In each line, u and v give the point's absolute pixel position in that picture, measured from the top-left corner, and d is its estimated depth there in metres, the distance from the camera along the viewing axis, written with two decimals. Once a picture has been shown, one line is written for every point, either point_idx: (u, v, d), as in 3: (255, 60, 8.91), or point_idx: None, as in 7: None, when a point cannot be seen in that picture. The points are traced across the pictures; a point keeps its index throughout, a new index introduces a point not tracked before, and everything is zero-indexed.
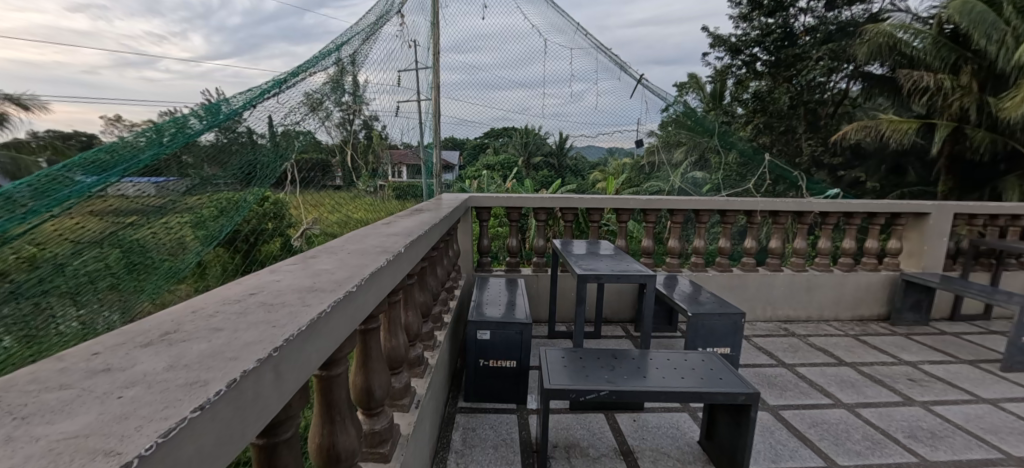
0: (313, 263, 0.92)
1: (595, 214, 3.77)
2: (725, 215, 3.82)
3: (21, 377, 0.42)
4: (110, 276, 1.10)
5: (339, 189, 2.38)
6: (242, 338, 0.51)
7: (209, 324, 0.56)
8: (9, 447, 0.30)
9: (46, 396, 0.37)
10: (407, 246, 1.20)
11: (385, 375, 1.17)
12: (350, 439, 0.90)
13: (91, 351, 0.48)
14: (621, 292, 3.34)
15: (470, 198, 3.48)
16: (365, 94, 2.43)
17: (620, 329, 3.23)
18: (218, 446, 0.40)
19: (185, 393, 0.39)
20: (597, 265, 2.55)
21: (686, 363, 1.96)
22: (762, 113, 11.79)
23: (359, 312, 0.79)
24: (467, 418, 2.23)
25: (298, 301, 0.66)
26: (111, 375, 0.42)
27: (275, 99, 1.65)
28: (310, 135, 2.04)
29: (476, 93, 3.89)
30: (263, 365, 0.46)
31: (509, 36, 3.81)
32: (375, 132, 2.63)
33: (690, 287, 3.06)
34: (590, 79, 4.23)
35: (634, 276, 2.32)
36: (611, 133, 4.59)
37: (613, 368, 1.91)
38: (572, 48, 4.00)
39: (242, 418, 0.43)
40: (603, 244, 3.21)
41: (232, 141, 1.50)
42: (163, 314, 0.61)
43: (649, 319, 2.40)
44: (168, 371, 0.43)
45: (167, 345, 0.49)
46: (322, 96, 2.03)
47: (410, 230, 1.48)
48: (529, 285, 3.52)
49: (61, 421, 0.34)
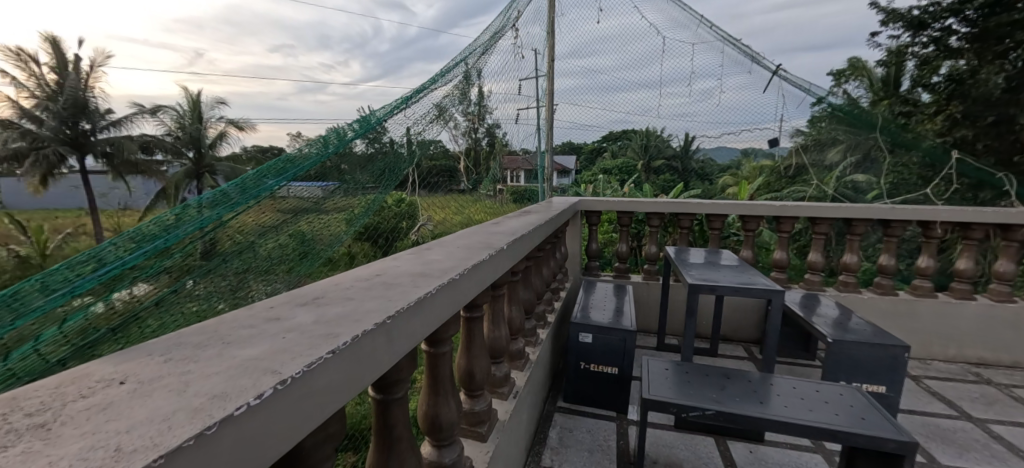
0: (426, 254, 1.06)
1: (716, 220, 3.42)
2: (889, 228, 3.19)
3: (228, 316, 0.60)
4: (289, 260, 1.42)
5: (462, 193, 2.63)
6: (365, 306, 0.63)
7: (343, 294, 0.70)
8: (219, 360, 0.45)
9: (240, 332, 0.53)
10: (509, 243, 1.29)
11: (485, 361, 1.28)
12: (451, 411, 1.03)
13: (268, 305, 0.65)
14: (745, 308, 3.02)
15: (580, 202, 3.45)
16: (488, 103, 2.70)
17: (741, 350, 2.93)
18: (344, 383, 0.51)
19: (324, 340, 0.51)
20: (716, 276, 2.34)
21: (817, 395, 1.71)
22: (960, 100, 9.45)
23: (460, 297, 0.89)
24: (565, 418, 2.26)
25: (410, 283, 0.78)
26: (278, 323, 0.57)
27: (402, 113, 1.85)
28: (437, 142, 2.33)
29: (596, 97, 3.89)
30: (379, 328, 0.57)
31: (627, 38, 3.70)
32: (496, 139, 2.90)
33: (836, 311, 2.60)
34: (714, 74, 3.89)
35: (756, 289, 2.09)
36: (740, 133, 4.27)
37: (723, 388, 1.76)
38: (695, 43, 3.73)
39: (360, 367, 0.54)
40: (724, 254, 2.95)
41: (378, 150, 1.81)
42: (316, 284, 0.79)
43: (774, 340, 2.13)
44: (311, 324, 0.56)
45: (316, 306, 0.64)
46: (449, 105, 2.29)
47: (515, 230, 1.57)
48: (637, 293, 3.40)
49: (248, 347, 0.48)
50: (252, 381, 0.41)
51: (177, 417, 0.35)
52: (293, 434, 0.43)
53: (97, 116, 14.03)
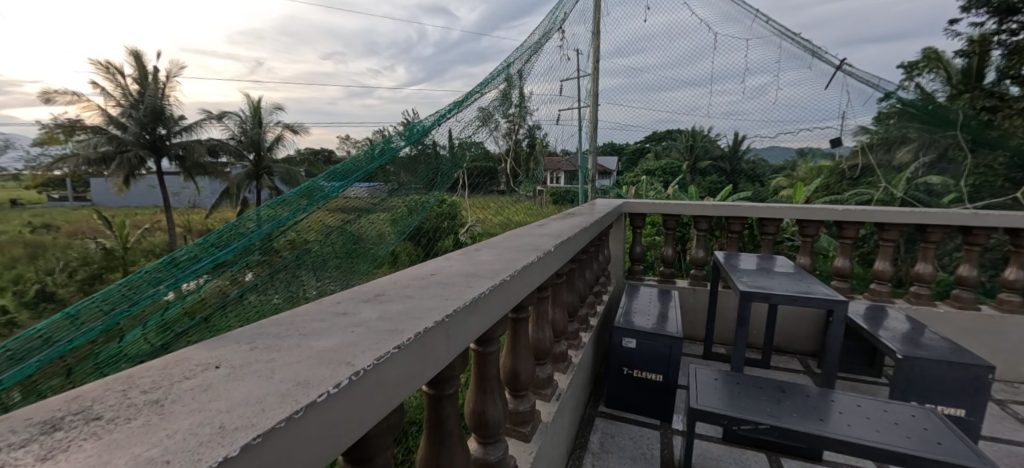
0: (476, 255, 1.09)
1: (771, 225, 3.23)
2: (971, 236, 2.90)
3: (301, 310, 0.65)
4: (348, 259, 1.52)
5: (502, 194, 2.73)
6: (424, 304, 0.66)
7: (403, 292, 0.74)
8: (299, 350, 0.49)
9: (314, 325, 0.57)
10: (557, 245, 1.29)
11: (530, 362, 1.30)
12: (498, 410, 1.05)
13: (335, 301, 0.69)
14: (801, 318, 2.85)
15: (624, 205, 3.39)
16: (530, 105, 2.71)
17: (796, 363, 2.77)
18: (408, 377, 0.54)
19: (390, 335, 0.54)
20: (770, 284, 2.23)
21: (885, 415, 1.59)
22: None
23: (511, 298, 0.90)
24: (607, 424, 2.23)
25: (464, 283, 0.80)
26: (346, 317, 0.61)
27: (453, 118, 1.95)
28: (481, 145, 2.36)
29: (637, 96, 3.75)
30: (438, 326, 0.60)
31: (675, 34, 3.58)
32: (537, 141, 2.93)
33: (906, 325, 2.40)
34: (770, 69, 3.74)
35: (815, 298, 1.97)
36: (795, 133, 4.15)
37: (778, 401, 1.67)
38: (748, 38, 3.57)
39: (422, 363, 0.57)
40: (779, 261, 2.80)
41: (421, 152, 1.86)
42: (376, 281, 0.83)
43: (835, 354, 2.00)
44: (376, 320, 0.59)
45: (379, 302, 0.68)
46: (494, 109, 2.33)
47: (561, 232, 1.57)
48: (683, 299, 3.29)
49: (323, 340, 0.52)
50: (330, 371, 0.44)
51: (268, 401, 0.38)
52: (365, 423, 0.46)
53: (171, 122, 15.31)
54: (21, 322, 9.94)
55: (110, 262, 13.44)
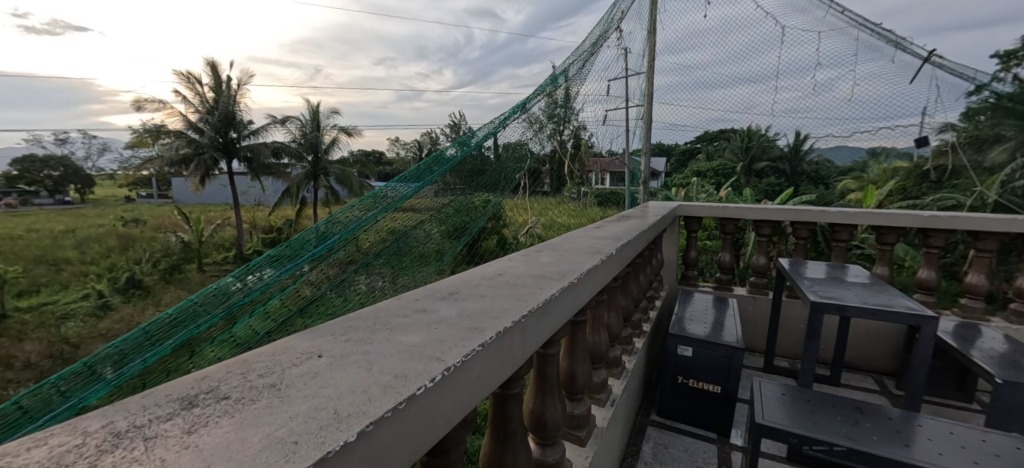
0: (538, 256, 1.09)
1: (844, 232, 2.97)
2: None
3: (383, 305, 0.67)
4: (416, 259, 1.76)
5: (546, 195, 2.72)
6: (498, 304, 0.67)
7: (475, 291, 0.75)
8: (390, 344, 0.51)
9: (398, 321, 0.60)
10: (618, 248, 1.27)
11: (587, 365, 1.28)
12: (557, 413, 1.04)
13: (412, 297, 0.72)
14: (877, 333, 2.62)
15: (679, 207, 3.27)
16: (576, 106, 2.68)
17: (871, 382, 2.56)
18: (489, 375, 0.55)
19: (471, 333, 0.55)
20: (843, 294, 2.07)
21: (984, 444, 1.43)
22: None
23: (578, 300, 0.90)
24: (659, 433, 2.16)
25: (533, 284, 0.81)
26: (426, 314, 0.63)
27: (513, 122, 2.10)
28: (537, 150, 2.47)
29: (689, 95, 3.52)
30: (516, 325, 0.60)
31: (734, 28, 3.35)
32: (583, 142, 2.91)
33: (1005, 346, 2.15)
34: (845, 64, 3.53)
35: (898, 312, 1.81)
36: (872, 131, 3.94)
37: (855, 422, 1.55)
38: (821, 30, 3.37)
39: (501, 362, 0.58)
40: (852, 270, 2.59)
41: (476, 161, 1.97)
42: (447, 279, 0.85)
43: (921, 374, 1.82)
44: (455, 317, 0.61)
45: (454, 300, 0.70)
46: (548, 116, 2.42)
47: (619, 234, 1.54)
48: (742, 307, 3.13)
49: (410, 335, 0.54)
50: (423, 365, 0.45)
51: (372, 391, 0.40)
52: (453, 417, 0.47)
53: (242, 126, 16.49)
54: (116, 303, 11.00)
55: (188, 254, 14.69)
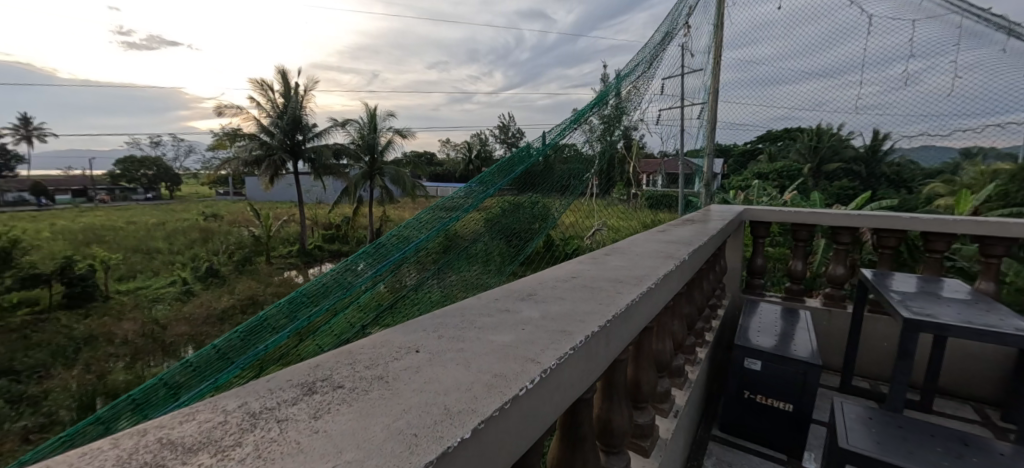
0: (609, 260, 1.07)
1: (939, 242, 2.67)
2: None
3: (466, 304, 0.69)
4: (485, 258, 1.93)
5: (592, 196, 2.66)
6: (580, 307, 0.66)
7: (553, 293, 0.75)
8: (484, 343, 0.52)
9: (485, 320, 0.61)
10: (690, 253, 1.22)
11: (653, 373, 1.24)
12: (625, 420, 1.02)
13: (492, 297, 0.73)
14: (980, 356, 2.33)
15: (745, 212, 3.08)
16: (628, 106, 2.57)
17: (970, 411, 2.28)
18: (578, 378, 0.54)
19: (560, 336, 0.55)
20: (941, 310, 1.86)
21: None
22: None
23: (654, 306, 0.87)
24: (721, 449, 2.06)
25: (611, 288, 0.79)
26: (510, 314, 0.63)
27: (577, 130, 2.13)
28: (595, 155, 2.47)
29: (752, 93, 3.38)
30: (603, 330, 0.59)
31: (810, 17, 3.11)
32: (632, 143, 2.93)
33: None
34: (943, 52, 3.18)
35: (1011, 333, 1.59)
36: (979, 127, 3.35)
37: (959, 456, 1.38)
38: (918, 17, 3.08)
39: (588, 366, 0.57)
40: (950, 284, 2.32)
41: (539, 167, 2.07)
42: (522, 280, 0.86)
43: None
44: (540, 319, 0.61)
45: (535, 302, 0.70)
46: (610, 120, 2.44)
47: (688, 239, 1.48)
48: (814, 320, 2.91)
49: (501, 335, 0.55)
50: (520, 366, 0.46)
51: (477, 389, 0.41)
52: (548, 420, 0.47)
53: (308, 130, 17.58)
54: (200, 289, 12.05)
55: (259, 247, 15.90)
